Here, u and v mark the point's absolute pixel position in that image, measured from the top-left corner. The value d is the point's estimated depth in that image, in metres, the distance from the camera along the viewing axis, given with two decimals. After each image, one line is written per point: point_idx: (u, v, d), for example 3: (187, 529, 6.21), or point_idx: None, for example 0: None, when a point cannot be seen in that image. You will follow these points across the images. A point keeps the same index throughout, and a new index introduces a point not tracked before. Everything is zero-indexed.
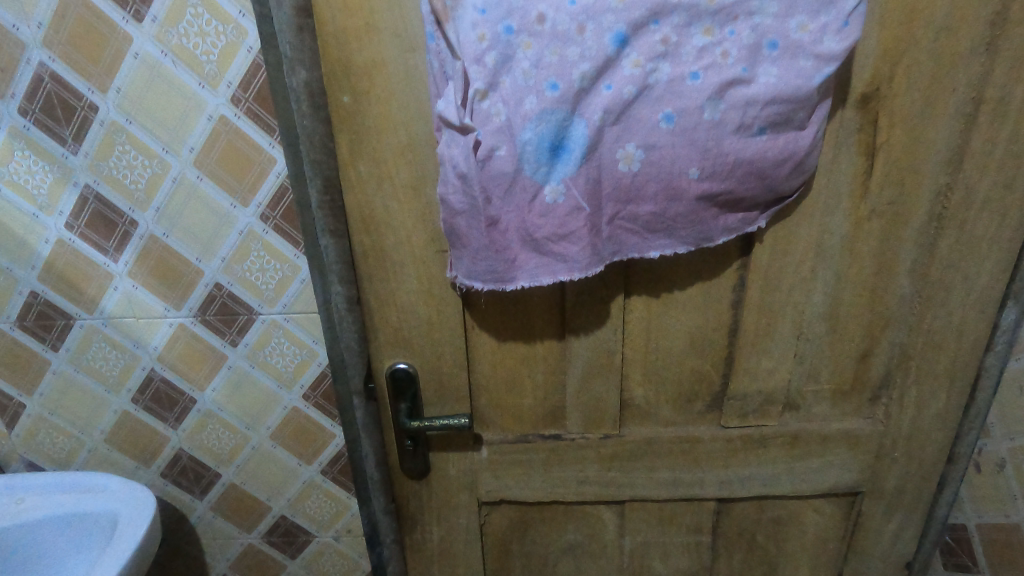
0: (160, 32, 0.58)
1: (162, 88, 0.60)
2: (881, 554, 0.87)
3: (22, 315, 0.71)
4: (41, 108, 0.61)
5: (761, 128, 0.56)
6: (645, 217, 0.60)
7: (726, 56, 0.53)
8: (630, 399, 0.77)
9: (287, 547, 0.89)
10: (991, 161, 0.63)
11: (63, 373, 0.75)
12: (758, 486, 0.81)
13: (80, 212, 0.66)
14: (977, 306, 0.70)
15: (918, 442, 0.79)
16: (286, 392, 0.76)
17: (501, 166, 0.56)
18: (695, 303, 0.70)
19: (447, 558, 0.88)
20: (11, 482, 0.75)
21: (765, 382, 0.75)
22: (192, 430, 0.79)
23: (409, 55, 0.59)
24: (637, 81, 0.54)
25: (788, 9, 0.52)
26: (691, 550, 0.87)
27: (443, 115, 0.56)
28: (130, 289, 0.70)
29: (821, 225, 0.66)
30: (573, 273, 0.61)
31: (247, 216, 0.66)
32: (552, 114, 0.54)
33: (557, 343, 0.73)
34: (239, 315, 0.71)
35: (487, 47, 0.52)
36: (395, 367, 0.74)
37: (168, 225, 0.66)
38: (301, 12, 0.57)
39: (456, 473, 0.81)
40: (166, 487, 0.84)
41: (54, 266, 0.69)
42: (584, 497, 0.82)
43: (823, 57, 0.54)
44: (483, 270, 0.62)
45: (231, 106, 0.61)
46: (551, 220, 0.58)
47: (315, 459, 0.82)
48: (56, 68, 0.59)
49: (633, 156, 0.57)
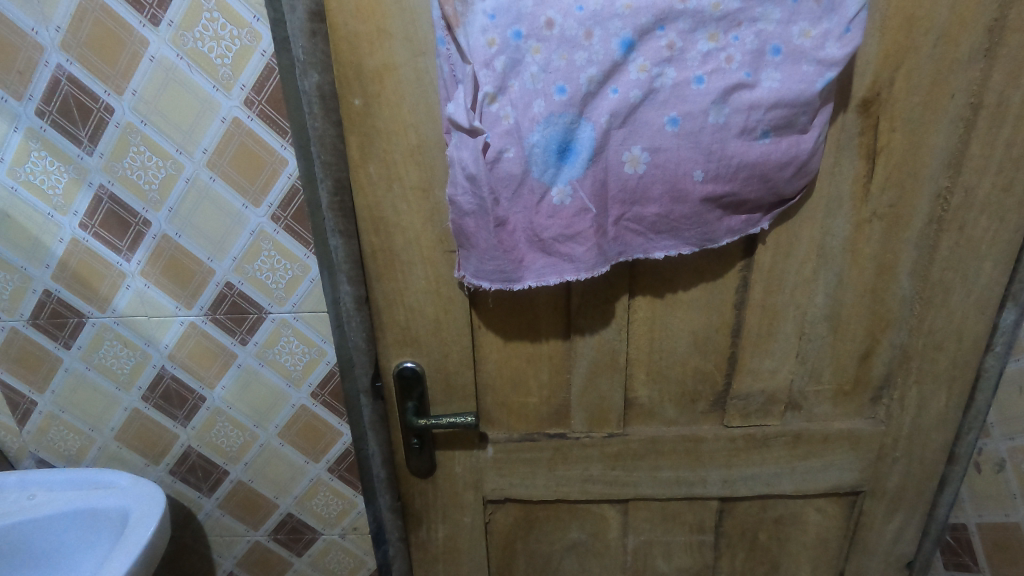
0: (175, 36, 0.59)
1: (177, 90, 0.61)
2: (883, 554, 0.88)
3: (35, 313, 0.73)
4: (58, 110, 0.62)
5: (764, 131, 0.57)
6: (650, 218, 0.62)
7: (730, 61, 0.55)
8: (634, 398, 0.78)
9: (294, 545, 0.90)
10: (990, 164, 0.65)
11: (74, 371, 0.76)
12: (761, 485, 0.82)
13: (94, 211, 0.67)
14: (977, 307, 0.71)
15: (918, 441, 0.80)
16: (294, 390, 0.77)
17: (510, 168, 0.57)
18: (698, 304, 0.71)
19: (452, 557, 0.89)
20: (23, 478, 0.76)
21: (767, 382, 0.76)
22: (202, 428, 0.80)
23: (419, 59, 0.60)
24: (642, 85, 0.55)
25: (791, 16, 0.54)
26: (694, 549, 0.88)
27: (453, 118, 0.57)
28: (143, 288, 0.71)
29: (823, 227, 0.67)
30: (580, 273, 0.62)
31: (258, 217, 0.67)
32: (560, 117, 0.55)
33: (562, 343, 0.74)
34: (249, 314, 0.72)
35: (496, 52, 0.54)
36: (402, 366, 0.75)
37: (180, 225, 0.67)
38: (314, 18, 0.59)
39: (462, 471, 0.82)
40: (174, 484, 0.85)
41: (68, 265, 0.70)
42: (588, 496, 0.83)
43: (825, 62, 0.55)
44: (491, 269, 0.63)
45: (244, 109, 0.62)
46: (558, 221, 0.59)
47: (322, 457, 0.82)
48: (74, 70, 0.60)
49: (639, 158, 0.58)
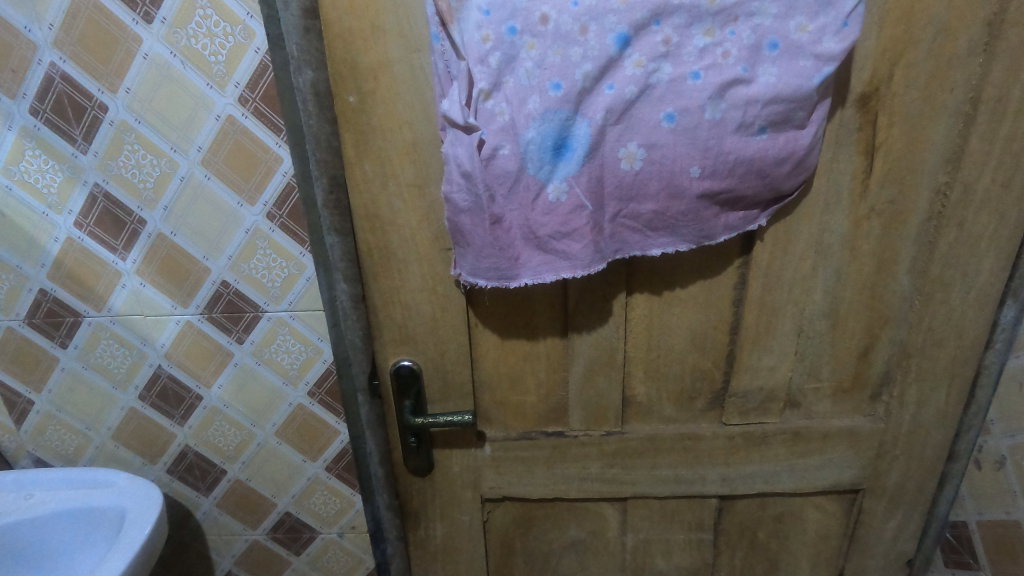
0: (169, 33, 0.58)
1: (171, 88, 0.61)
2: (883, 551, 0.87)
3: (31, 312, 0.72)
4: (52, 108, 0.62)
5: (761, 127, 0.57)
6: (647, 215, 0.61)
7: (727, 56, 0.54)
8: (632, 396, 0.78)
9: (292, 543, 0.90)
10: (990, 159, 0.64)
11: (70, 370, 0.76)
12: (760, 483, 0.82)
13: (89, 210, 0.67)
14: (977, 303, 0.71)
15: (918, 439, 0.79)
16: (292, 388, 0.77)
17: (505, 165, 0.57)
18: (696, 301, 0.71)
19: (451, 555, 0.89)
20: (20, 478, 0.76)
21: (766, 380, 0.76)
22: (199, 427, 0.80)
23: (414, 55, 0.60)
24: (638, 81, 0.55)
25: (788, 10, 0.53)
26: (693, 547, 0.88)
27: (447, 114, 0.56)
28: (138, 287, 0.71)
29: (822, 224, 0.67)
30: (576, 271, 0.61)
31: (253, 215, 0.66)
32: (555, 113, 0.55)
33: (559, 340, 0.74)
34: (245, 313, 0.72)
35: (491, 48, 0.53)
36: (400, 364, 0.74)
37: (175, 223, 0.67)
38: (309, 14, 0.58)
39: (460, 469, 0.82)
40: (172, 483, 0.85)
41: (64, 265, 0.70)
42: (586, 494, 0.83)
43: (822, 57, 0.54)
44: (486, 267, 0.62)
45: (238, 106, 0.61)
46: (554, 219, 0.59)
47: (320, 456, 0.82)
48: (68, 68, 0.60)
49: (635, 155, 0.58)
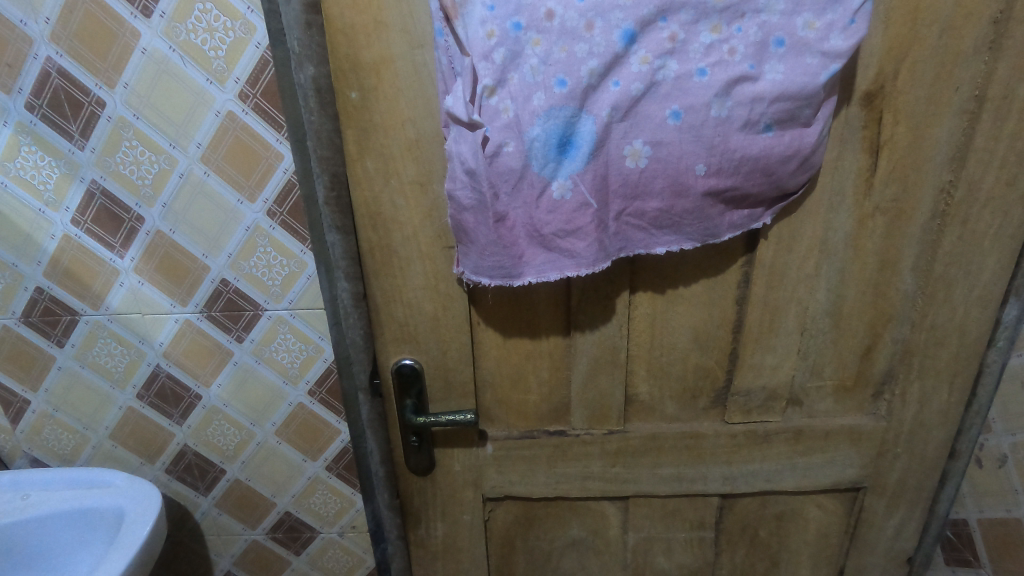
0: (168, 27, 0.58)
1: (170, 83, 0.60)
2: (883, 550, 0.87)
3: (27, 311, 0.71)
4: (48, 104, 0.61)
5: (768, 125, 0.56)
6: (652, 213, 0.61)
7: (733, 53, 0.54)
8: (635, 394, 0.77)
9: (292, 543, 0.89)
10: (994, 158, 0.64)
11: (67, 369, 0.75)
12: (762, 482, 0.82)
13: (86, 207, 0.66)
14: (979, 302, 0.71)
15: (920, 436, 0.79)
16: (292, 387, 0.77)
17: (510, 162, 0.56)
18: (700, 300, 0.71)
19: (451, 555, 0.88)
20: (17, 478, 0.76)
21: (769, 378, 0.76)
22: (198, 426, 0.80)
23: (417, 51, 0.59)
24: (644, 77, 0.54)
25: (795, 7, 0.53)
26: (695, 546, 0.88)
27: (451, 111, 0.56)
28: (136, 285, 0.70)
29: (826, 222, 0.67)
30: (580, 269, 0.61)
31: (254, 212, 0.66)
32: (560, 110, 0.54)
33: (562, 339, 0.73)
34: (245, 311, 0.71)
35: (496, 44, 0.53)
36: (401, 364, 0.74)
37: (174, 220, 0.66)
38: (311, 8, 0.57)
39: (462, 468, 0.81)
40: (171, 482, 0.84)
41: (61, 262, 0.69)
42: (589, 493, 0.83)
43: (829, 54, 0.54)
44: (490, 265, 0.62)
45: (238, 103, 0.61)
46: (558, 217, 0.58)
47: (320, 455, 0.82)
48: (64, 63, 0.59)
49: (640, 152, 0.57)
